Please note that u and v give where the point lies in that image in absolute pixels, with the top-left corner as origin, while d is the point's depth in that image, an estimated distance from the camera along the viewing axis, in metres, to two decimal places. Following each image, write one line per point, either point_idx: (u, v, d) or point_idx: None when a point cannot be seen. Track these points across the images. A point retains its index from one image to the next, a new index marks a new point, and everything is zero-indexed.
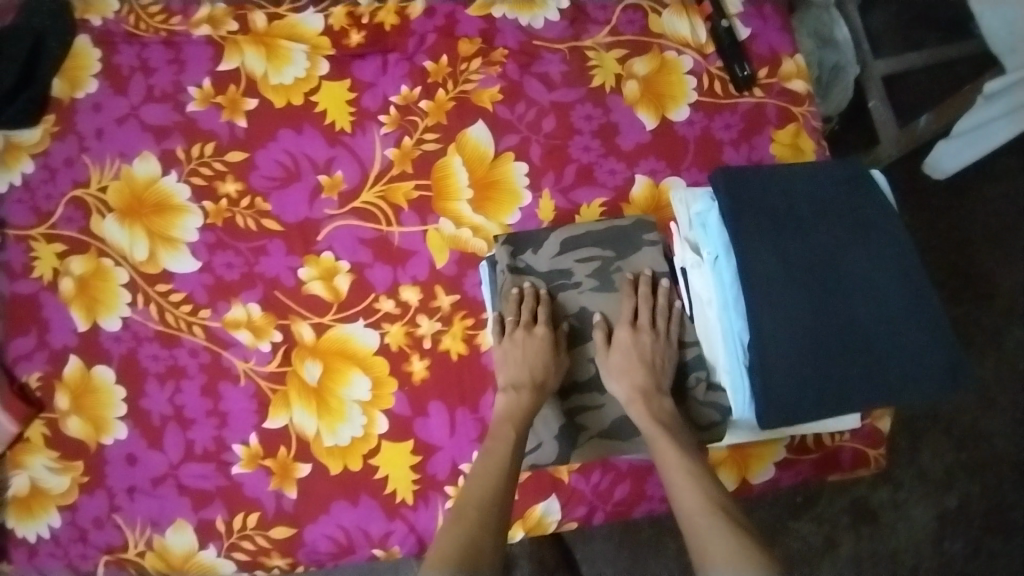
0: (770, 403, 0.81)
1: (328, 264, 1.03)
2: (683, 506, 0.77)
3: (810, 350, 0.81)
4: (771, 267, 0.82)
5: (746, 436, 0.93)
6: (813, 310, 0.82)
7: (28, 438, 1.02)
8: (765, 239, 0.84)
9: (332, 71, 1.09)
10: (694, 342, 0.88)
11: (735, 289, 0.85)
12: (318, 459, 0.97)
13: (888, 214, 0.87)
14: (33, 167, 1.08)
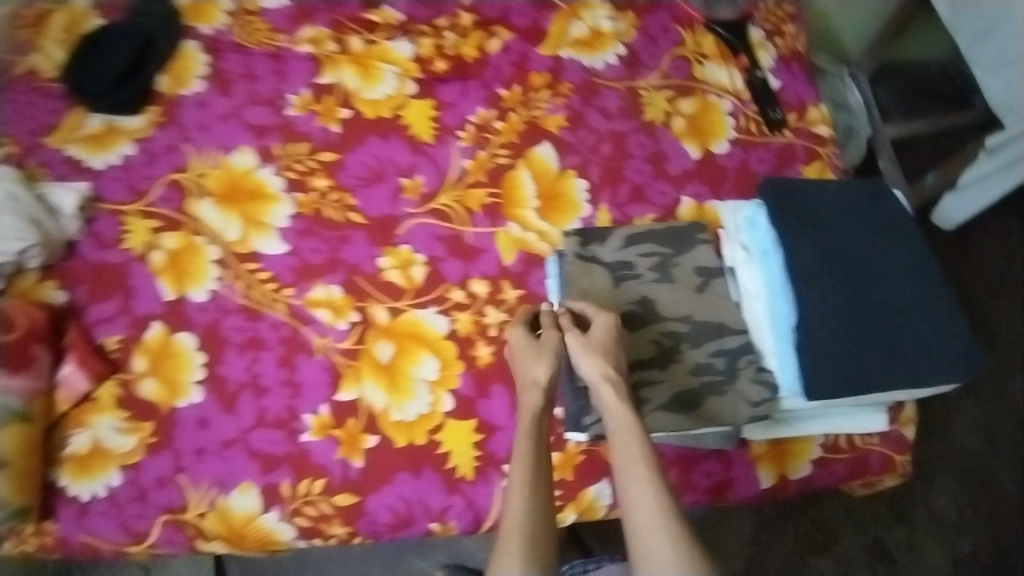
0: (819, 379, 0.91)
1: (406, 255, 1.11)
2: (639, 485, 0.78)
3: (848, 334, 0.92)
4: (815, 261, 0.94)
5: (787, 430, 1.02)
6: (851, 300, 0.94)
7: (97, 398, 1.08)
8: (808, 238, 0.96)
9: (419, 91, 1.20)
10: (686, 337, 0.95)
11: (784, 279, 0.97)
12: (384, 431, 1.03)
13: (906, 222, 1.01)
14: (133, 150, 1.17)
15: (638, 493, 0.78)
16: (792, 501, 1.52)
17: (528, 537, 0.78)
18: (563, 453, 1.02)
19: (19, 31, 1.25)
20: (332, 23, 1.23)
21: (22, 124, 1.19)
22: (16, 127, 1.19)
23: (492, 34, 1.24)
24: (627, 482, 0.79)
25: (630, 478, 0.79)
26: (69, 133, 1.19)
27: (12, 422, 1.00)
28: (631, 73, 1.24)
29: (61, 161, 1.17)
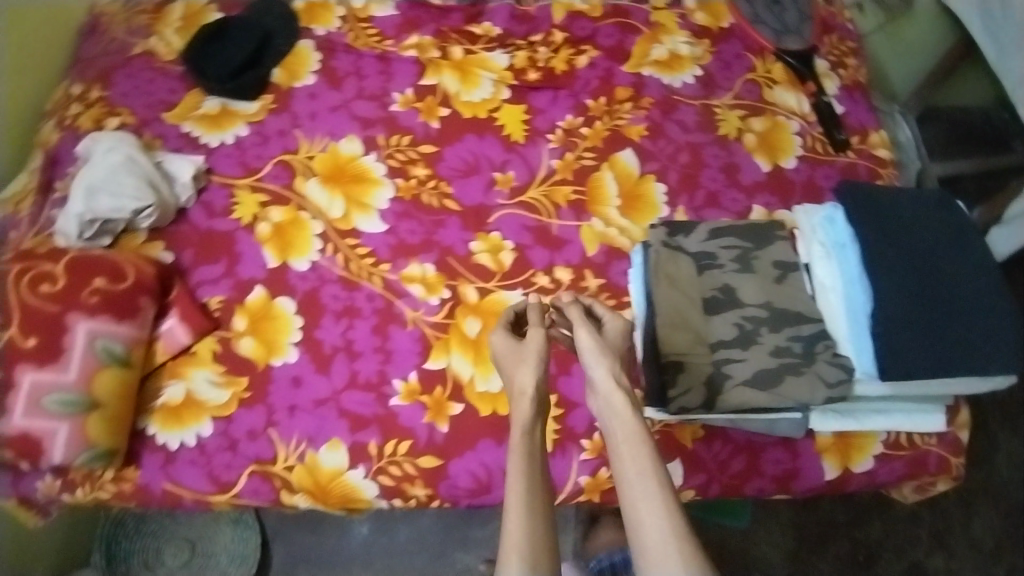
0: (893, 359, 0.99)
1: (496, 241, 1.18)
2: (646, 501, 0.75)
3: (919, 321, 1.00)
4: (887, 254, 1.03)
5: (850, 425, 1.09)
6: (921, 291, 1.02)
7: (195, 352, 1.13)
8: (880, 235, 1.05)
9: (513, 97, 1.28)
10: (722, 343, 1.01)
11: (860, 269, 1.05)
12: (469, 401, 1.09)
13: (970, 223, 1.09)
14: (247, 131, 1.26)
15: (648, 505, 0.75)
16: (834, 521, 1.56)
17: (528, 543, 0.75)
18: None
19: (139, 17, 1.37)
20: (437, 32, 1.33)
21: (141, 98, 1.27)
22: (135, 101, 1.27)
23: (581, 51, 1.32)
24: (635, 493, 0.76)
25: (639, 493, 0.76)
26: (186, 111, 1.27)
27: (113, 367, 1.05)
28: (706, 92, 1.31)
29: (177, 135, 1.25)
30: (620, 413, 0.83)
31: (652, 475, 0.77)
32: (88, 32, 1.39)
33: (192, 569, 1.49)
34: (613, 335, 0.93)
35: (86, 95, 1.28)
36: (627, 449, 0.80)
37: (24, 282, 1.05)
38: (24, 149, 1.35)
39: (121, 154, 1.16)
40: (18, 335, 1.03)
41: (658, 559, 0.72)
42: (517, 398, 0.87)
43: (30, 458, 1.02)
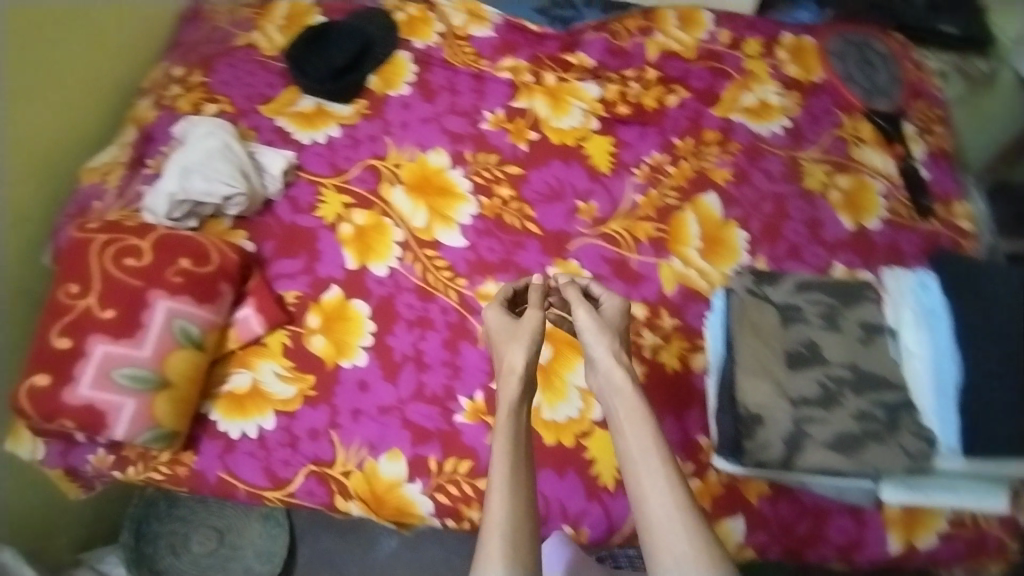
0: (979, 439, 0.96)
1: (574, 269, 1.17)
2: (649, 483, 0.80)
3: (1013, 402, 0.96)
4: (981, 329, 0.98)
5: (903, 496, 1.03)
6: (1016, 370, 0.97)
7: (266, 344, 1.13)
8: (975, 306, 1.00)
9: (601, 128, 1.28)
10: (804, 399, 1.00)
11: (951, 343, 1.00)
12: (534, 427, 1.07)
13: None
14: (338, 133, 1.28)
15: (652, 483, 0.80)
16: None
17: (514, 526, 0.80)
18: (705, 483, 1.07)
19: (244, 11, 1.41)
20: (532, 57, 1.33)
21: (240, 89, 1.29)
22: (234, 91, 1.29)
23: (672, 90, 1.31)
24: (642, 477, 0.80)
25: (644, 472, 0.80)
26: (281, 107, 1.29)
27: (188, 349, 1.04)
28: (794, 144, 1.30)
29: (271, 129, 1.27)
30: (623, 391, 0.87)
31: (652, 450, 0.82)
32: (191, 18, 1.43)
33: (216, 559, 1.46)
34: (611, 316, 0.97)
35: (187, 79, 1.30)
36: (630, 425, 0.85)
37: (109, 254, 1.06)
38: (115, 124, 1.37)
39: (219, 141, 1.18)
40: (95, 306, 1.03)
41: (658, 528, 0.77)
42: (507, 376, 0.91)
43: (90, 431, 0.99)
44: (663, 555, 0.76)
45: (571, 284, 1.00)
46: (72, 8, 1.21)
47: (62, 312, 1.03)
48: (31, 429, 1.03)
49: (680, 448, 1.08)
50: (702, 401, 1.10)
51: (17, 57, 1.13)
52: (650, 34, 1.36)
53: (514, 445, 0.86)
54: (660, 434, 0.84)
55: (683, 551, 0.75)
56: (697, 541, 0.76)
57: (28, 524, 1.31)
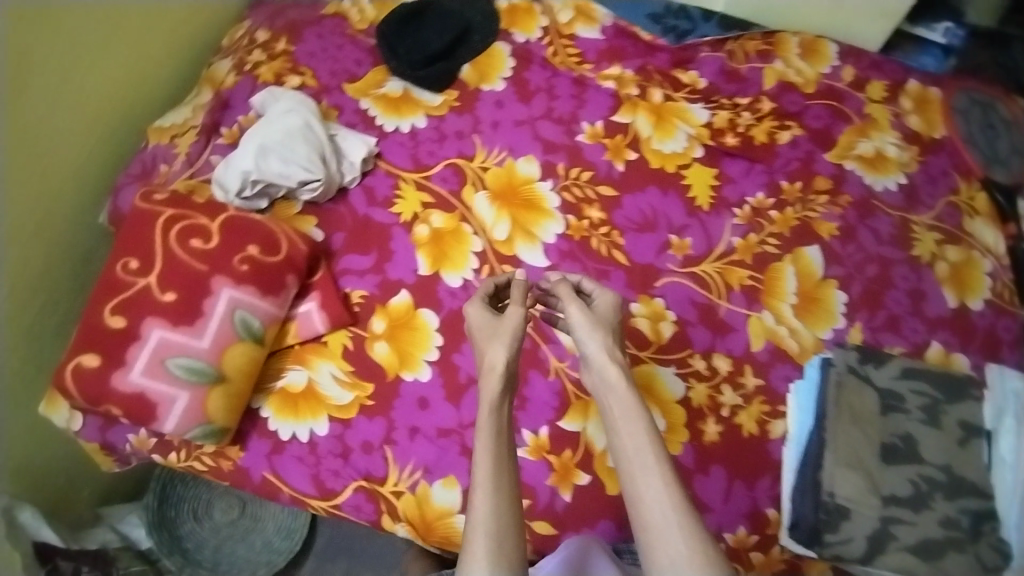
0: None
1: (657, 309, 1.10)
2: (645, 484, 0.80)
3: None
4: None
5: None
6: None
7: (326, 343, 1.08)
8: None
9: (705, 157, 1.19)
10: (892, 495, 0.96)
11: None
12: (598, 474, 1.02)
13: None
14: (425, 124, 1.21)
15: (648, 483, 0.80)
16: None
17: (496, 533, 0.79)
18: (767, 557, 1.01)
19: None
20: (640, 68, 1.24)
21: (326, 63, 1.21)
22: (320, 63, 1.20)
23: (785, 126, 1.21)
24: (641, 480, 0.80)
25: (639, 472, 0.81)
26: (367, 87, 1.22)
27: (247, 342, 0.99)
28: (908, 205, 1.20)
29: (354, 110, 1.20)
30: (616, 389, 0.85)
31: (647, 449, 0.82)
32: None
33: (237, 529, 1.35)
34: (604, 310, 0.96)
35: (271, 45, 1.20)
36: (623, 423, 0.84)
37: (175, 232, 1.00)
38: (190, 83, 1.31)
39: (299, 119, 1.11)
40: (155, 286, 0.97)
41: (655, 531, 0.78)
42: (487, 375, 0.87)
43: (136, 420, 0.93)
44: (659, 557, 0.77)
45: (563, 280, 0.98)
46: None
47: (119, 288, 0.97)
48: (72, 406, 0.97)
49: (746, 517, 1.02)
50: (775, 470, 1.04)
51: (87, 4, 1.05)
52: (769, 61, 1.25)
53: (497, 443, 0.84)
54: (656, 433, 0.84)
55: (679, 553, 0.76)
56: (694, 543, 0.76)
57: (48, 480, 1.23)
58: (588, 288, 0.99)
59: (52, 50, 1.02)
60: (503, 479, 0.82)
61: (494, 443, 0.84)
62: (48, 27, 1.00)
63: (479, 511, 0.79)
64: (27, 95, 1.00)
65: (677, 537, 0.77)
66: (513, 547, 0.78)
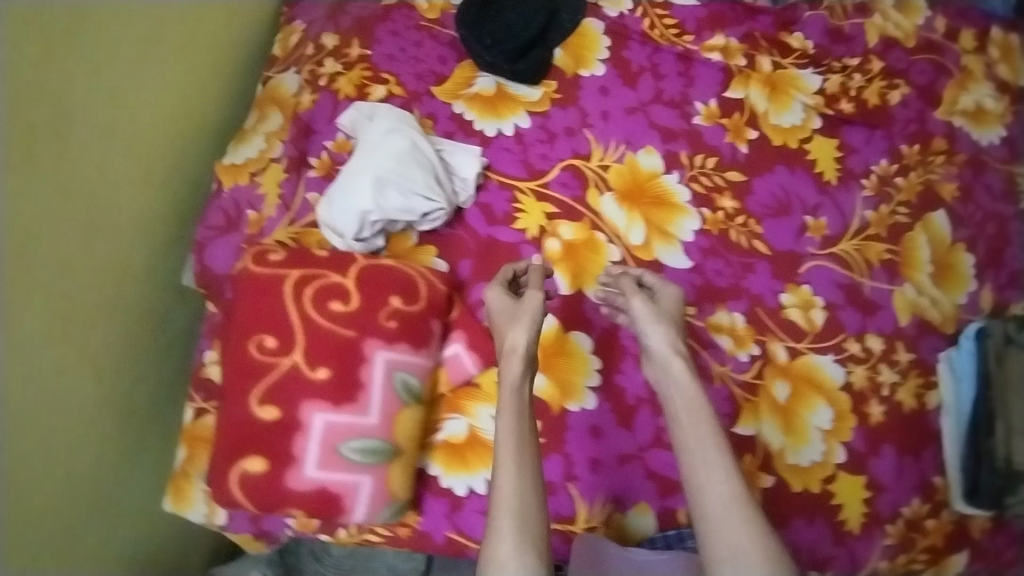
0: None
1: (806, 296, 1.07)
2: (707, 475, 0.84)
3: None
4: None
5: None
6: None
7: (478, 385, 0.98)
8: None
9: (825, 128, 1.14)
10: None
11: None
12: (781, 473, 1.02)
13: None
14: (530, 123, 1.08)
15: (710, 475, 0.84)
16: None
17: (519, 511, 0.79)
18: (938, 521, 1.06)
19: None
20: (745, 36, 1.15)
21: (408, 65, 1.06)
22: (403, 67, 1.06)
23: (894, 85, 1.18)
24: (702, 470, 0.84)
25: (701, 461, 0.85)
26: (458, 88, 1.08)
27: (412, 407, 0.88)
28: (1011, 158, 1.19)
29: (449, 117, 1.06)
30: (678, 381, 0.90)
31: (709, 441, 0.86)
32: None
33: (358, 558, 1.15)
34: (667, 304, 0.97)
35: (344, 51, 1.05)
36: (686, 414, 0.88)
37: (310, 296, 0.87)
38: (246, 105, 1.14)
39: (405, 139, 0.97)
40: (303, 364, 0.85)
41: (714, 520, 0.81)
42: (508, 356, 0.87)
43: (323, 518, 0.84)
44: (718, 547, 0.80)
45: (625, 274, 0.99)
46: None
47: (259, 373, 0.84)
48: (215, 500, 0.86)
49: (918, 489, 1.05)
50: (934, 439, 1.07)
51: (122, 28, 0.87)
52: (868, 15, 1.20)
53: (520, 424, 0.84)
54: (718, 427, 0.88)
55: (740, 542, 0.79)
56: (755, 535, 0.80)
57: (165, 559, 1.12)
58: (649, 282, 1.00)
59: (95, 82, 0.84)
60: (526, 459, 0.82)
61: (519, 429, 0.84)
62: (85, 52, 0.82)
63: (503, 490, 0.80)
64: (72, 143, 0.81)
65: (738, 527, 0.80)
66: (536, 528, 0.79)
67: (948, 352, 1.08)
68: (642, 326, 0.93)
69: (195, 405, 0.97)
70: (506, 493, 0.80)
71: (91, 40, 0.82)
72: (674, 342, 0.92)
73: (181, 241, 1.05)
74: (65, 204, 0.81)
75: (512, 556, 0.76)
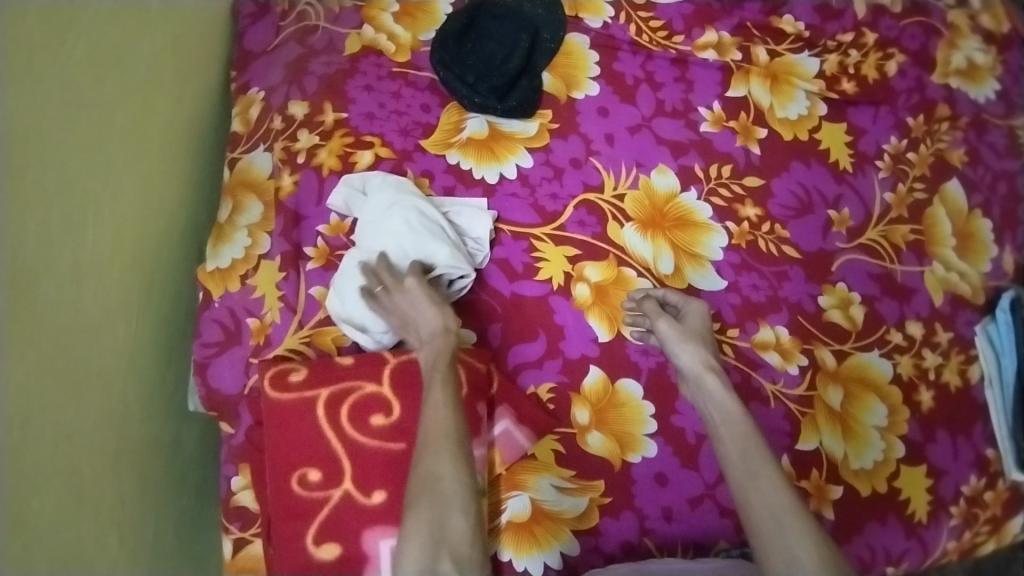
0: None
1: (843, 294, 1.03)
2: (754, 487, 0.76)
3: None
4: None
5: None
6: None
7: (534, 456, 0.92)
8: None
9: (831, 113, 1.09)
10: None
11: None
12: (849, 481, 0.98)
13: None
14: (532, 162, 0.99)
15: (758, 487, 0.76)
16: None
17: (454, 441, 0.72)
18: (996, 492, 1.06)
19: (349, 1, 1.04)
20: (737, 27, 1.11)
21: (390, 121, 0.96)
22: (385, 124, 0.96)
23: (889, 55, 1.14)
24: (747, 482, 0.76)
25: (744, 474, 0.77)
26: (448, 136, 0.98)
27: None
28: (1008, 112, 1.17)
29: (445, 170, 0.96)
30: (714, 398, 0.83)
31: (755, 453, 0.78)
32: (261, 15, 1.04)
33: None
34: (695, 320, 0.91)
35: (317, 118, 0.94)
36: (726, 428, 0.81)
37: (347, 415, 0.78)
38: (212, 192, 1.01)
39: (411, 211, 0.87)
40: (356, 491, 0.76)
41: (768, 532, 0.73)
42: (440, 330, 0.79)
43: None
44: (773, 561, 0.71)
45: (648, 296, 0.94)
46: (108, 38, 0.77)
47: (309, 511, 0.76)
48: None
49: (974, 464, 1.04)
50: (982, 414, 1.06)
51: (70, 138, 0.71)
52: None
53: (447, 379, 0.76)
54: (761, 435, 0.80)
55: (797, 557, 0.70)
56: (817, 550, 0.71)
57: None
58: (675, 300, 0.94)
59: (54, 209, 0.68)
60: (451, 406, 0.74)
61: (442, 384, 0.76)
62: (40, 177, 0.66)
63: (434, 425, 0.73)
64: (42, 296, 0.67)
65: (802, 546, 0.71)
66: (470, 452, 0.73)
67: (984, 324, 1.07)
68: (670, 346, 0.88)
69: (232, 537, 0.87)
70: (435, 422, 0.73)
71: (38, 173, 0.66)
72: (708, 361, 0.86)
73: (179, 361, 0.94)
74: (49, 368, 0.68)
75: (446, 471, 0.70)
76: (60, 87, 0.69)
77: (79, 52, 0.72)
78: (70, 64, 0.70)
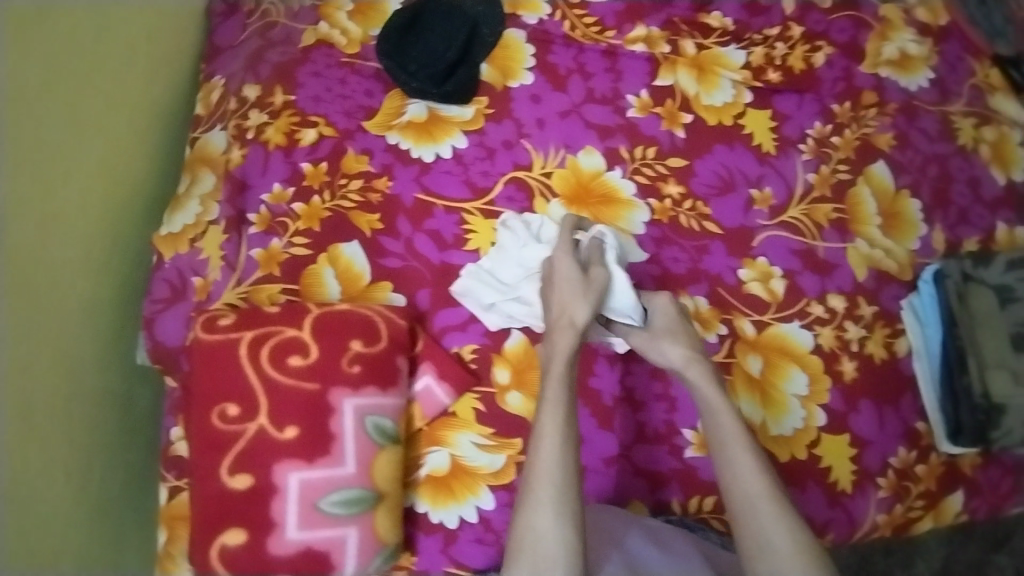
0: None
1: (764, 268, 1.07)
2: (738, 475, 0.84)
3: None
4: None
5: None
6: None
7: (455, 413, 0.98)
8: None
9: (756, 101, 1.15)
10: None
11: None
12: (767, 447, 1.02)
13: None
14: (466, 143, 1.08)
15: (741, 473, 0.84)
16: None
17: (565, 485, 0.80)
18: (929, 466, 1.06)
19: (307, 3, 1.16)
20: (666, 22, 1.18)
21: (335, 104, 1.07)
22: (329, 107, 1.07)
23: (817, 47, 1.20)
24: (729, 469, 0.85)
25: (731, 464, 0.85)
26: (388, 119, 1.08)
27: (389, 448, 0.88)
28: (941, 99, 1.21)
29: (384, 149, 1.06)
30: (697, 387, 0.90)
31: (737, 443, 0.86)
32: (230, 15, 1.16)
33: None
34: (664, 313, 0.97)
35: (267, 100, 1.07)
36: (711, 417, 0.88)
37: (267, 355, 0.86)
38: (173, 171, 1.13)
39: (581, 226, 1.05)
40: (269, 426, 0.84)
41: (742, 513, 0.82)
42: (564, 329, 0.90)
43: None
44: (750, 545, 0.81)
45: None
46: (84, 23, 0.89)
47: (225, 444, 0.84)
48: None
49: (903, 436, 1.06)
50: (910, 387, 1.08)
51: (44, 109, 0.82)
52: None
53: (567, 414, 0.85)
54: (740, 420, 0.88)
55: (776, 544, 0.80)
56: (789, 535, 0.80)
57: None
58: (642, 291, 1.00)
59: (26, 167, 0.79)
60: (570, 439, 0.84)
61: (559, 409, 0.85)
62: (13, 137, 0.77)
63: (546, 463, 0.82)
64: (15, 237, 0.78)
65: (784, 534, 0.80)
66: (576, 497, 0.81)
67: (909, 298, 1.10)
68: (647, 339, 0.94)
69: (168, 484, 0.95)
70: (550, 464, 0.82)
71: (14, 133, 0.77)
72: (691, 354, 0.92)
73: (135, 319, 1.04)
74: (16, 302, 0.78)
75: (548, 525, 0.78)
76: (37, 64, 0.80)
77: (57, 37, 0.84)
78: (48, 40, 0.82)
